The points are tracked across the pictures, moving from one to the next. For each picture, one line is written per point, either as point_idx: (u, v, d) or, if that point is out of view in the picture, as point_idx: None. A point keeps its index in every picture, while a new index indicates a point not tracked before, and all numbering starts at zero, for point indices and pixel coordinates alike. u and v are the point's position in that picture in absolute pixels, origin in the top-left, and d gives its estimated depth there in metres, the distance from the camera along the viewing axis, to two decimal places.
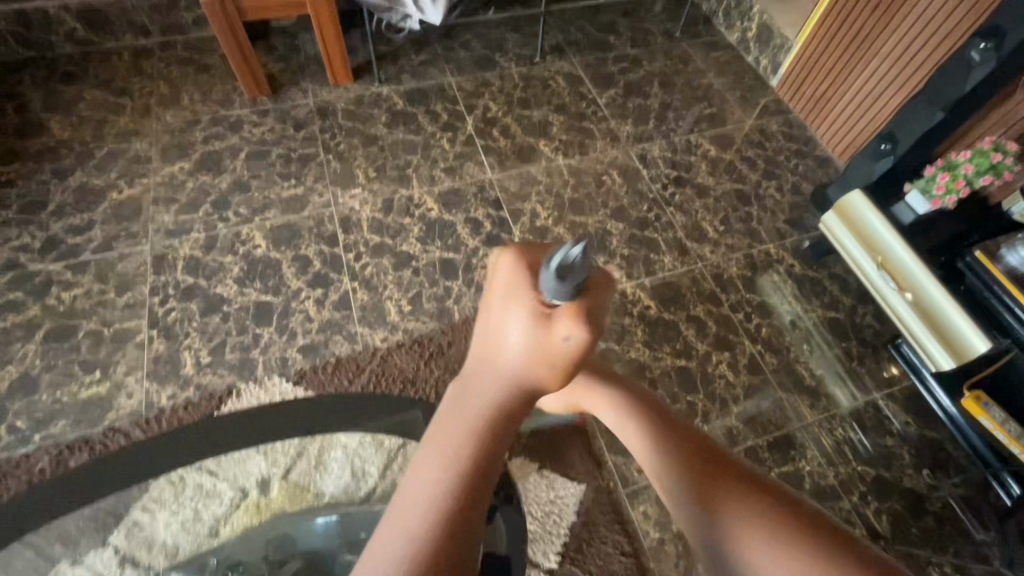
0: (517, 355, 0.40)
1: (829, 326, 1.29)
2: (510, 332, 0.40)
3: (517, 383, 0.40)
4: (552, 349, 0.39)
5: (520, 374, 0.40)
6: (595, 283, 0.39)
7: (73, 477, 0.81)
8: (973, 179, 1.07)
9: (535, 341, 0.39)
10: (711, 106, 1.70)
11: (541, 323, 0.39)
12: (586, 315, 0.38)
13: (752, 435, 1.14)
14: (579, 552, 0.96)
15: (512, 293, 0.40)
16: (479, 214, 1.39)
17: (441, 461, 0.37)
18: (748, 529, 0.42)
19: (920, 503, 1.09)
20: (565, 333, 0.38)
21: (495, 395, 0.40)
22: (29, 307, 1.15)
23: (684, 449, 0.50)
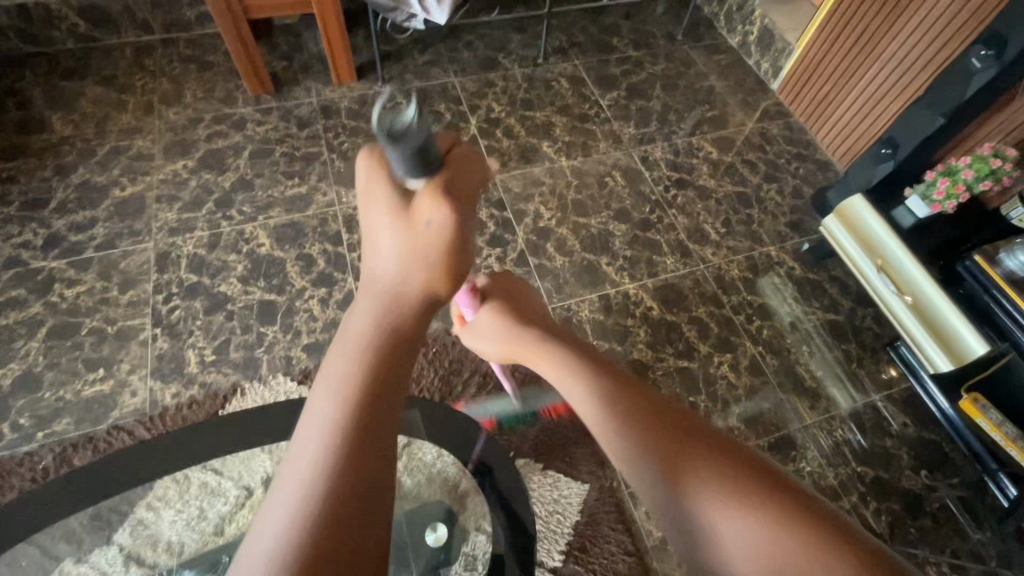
0: (388, 253, 0.42)
1: (829, 329, 1.30)
2: (379, 238, 0.43)
3: (396, 293, 0.41)
4: (419, 239, 0.41)
5: (394, 275, 0.41)
6: (443, 172, 0.44)
7: (92, 471, 0.84)
8: (972, 184, 1.08)
9: (401, 237, 0.42)
10: (713, 109, 1.71)
11: (403, 216, 0.42)
12: (439, 193, 0.42)
13: (752, 436, 1.15)
14: (583, 551, 0.97)
15: (373, 201, 0.44)
16: (483, 214, 1.40)
17: (334, 383, 0.37)
18: (702, 494, 0.40)
19: (917, 504, 1.10)
20: (424, 214, 0.42)
21: (369, 312, 0.40)
22: (31, 304, 1.15)
23: (637, 410, 0.47)
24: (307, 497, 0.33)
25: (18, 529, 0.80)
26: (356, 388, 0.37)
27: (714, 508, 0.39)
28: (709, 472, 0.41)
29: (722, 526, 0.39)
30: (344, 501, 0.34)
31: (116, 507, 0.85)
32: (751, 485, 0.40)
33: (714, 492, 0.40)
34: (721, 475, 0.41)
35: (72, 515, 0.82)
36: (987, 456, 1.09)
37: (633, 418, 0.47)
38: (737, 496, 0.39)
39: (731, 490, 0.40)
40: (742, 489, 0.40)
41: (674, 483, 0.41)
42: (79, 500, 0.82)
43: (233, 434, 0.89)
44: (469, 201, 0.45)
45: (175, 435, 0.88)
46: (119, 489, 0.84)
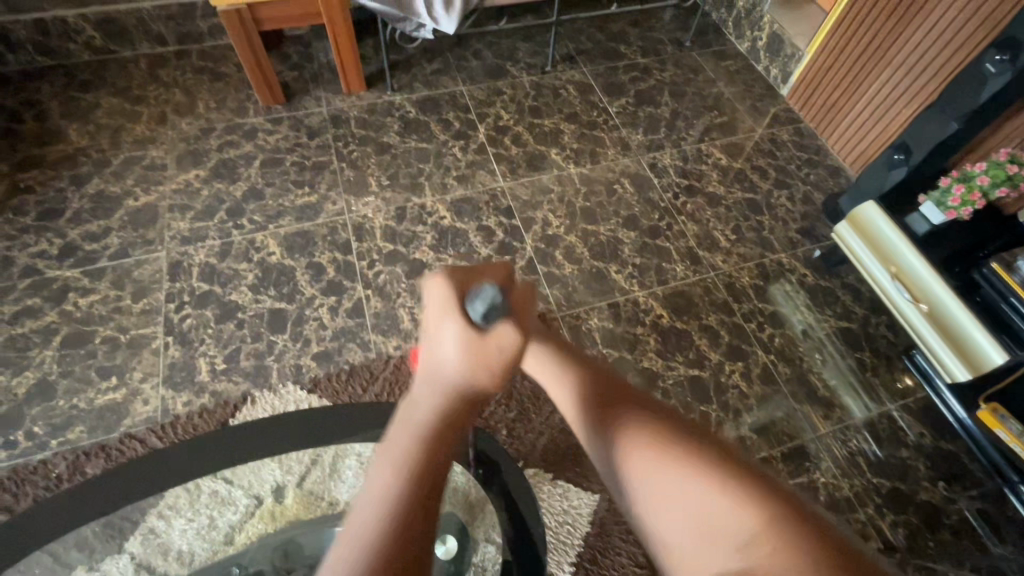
0: (453, 370, 0.38)
1: (843, 336, 1.28)
2: (441, 349, 0.38)
3: (459, 401, 0.39)
4: (492, 362, 0.37)
5: (458, 386, 0.38)
6: (516, 293, 0.39)
7: (104, 480, 0.85)
8: (988, 190, 1.08)
9: (471, 364, 0.37)
10: (722, 115, 1.70)
11: (475, 345, 0.36)
12: (513, 319, 0.37)
13: (765, 445, 1.13)
14: (594, 562, 0.96)
15: (441, 319, 0.37)
16: (492, 222, 1.40)
17: (391, 470, 0.38)
18: (640, 462, 0.41)
19: (935, 516, 1.08)
20: (501, 342, 0.36)
21: (431, 414, 0.39)
22: (46, 313, 1.16)
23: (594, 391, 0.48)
24: (359, 551, 0.35)
25: (32, 537, 0.81)
26: (407, 457, 0.39)
27: (663, 481, 0.40)
28: (657, 443, 0.41)
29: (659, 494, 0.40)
30: (397, 556, 0.35)
31: (128, 516, 0.85)
32: (699, 452, 0.40)
33: (661, 463, 0.40)
34: (668, 445, 0.41)
35: (84, 524, 0.82)
36: (1006, 467, 1.07)
37: (587, 399, 0.47)
38: (671, 462, 0.40)
39: (681, 460, 0.40)
40: (689, 457, 0.40)
41: (624, 456, 0.42)
42: (91, 509, 0.83)
43: (241, 443, 0.90)
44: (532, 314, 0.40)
45: (187, 444, 0.88)
46: (131, 498, 0.84)
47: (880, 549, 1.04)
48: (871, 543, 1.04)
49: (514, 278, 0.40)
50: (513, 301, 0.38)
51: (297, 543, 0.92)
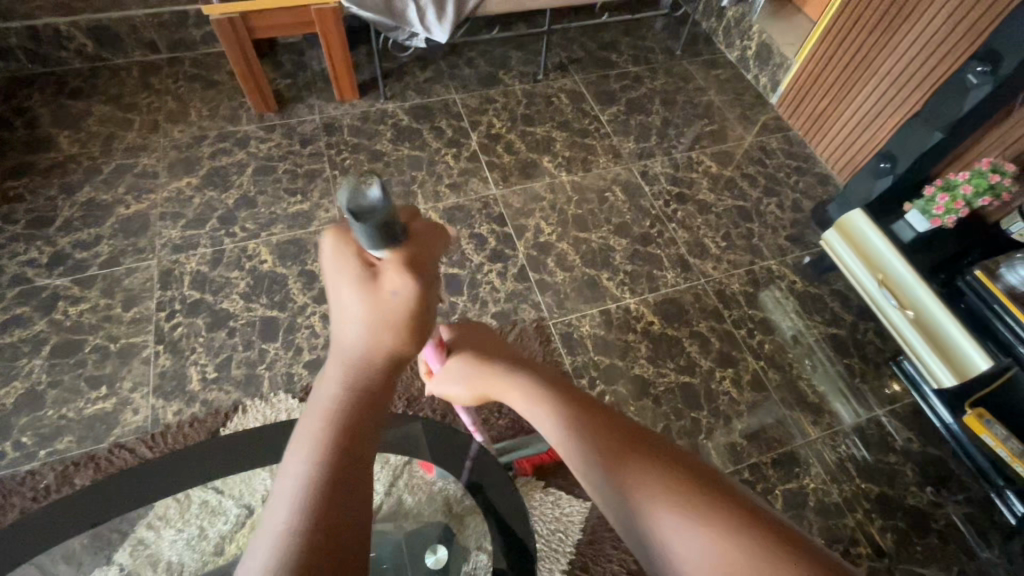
0: (355, 324, 0.40)
1: (832, 343, 1.30)
2: (343, 305, 0.41)
3: (365, 358, 0.40)
4: (387, 313, 0.40)
5: (363, 343, 0.40)
6: (411, 242, 0.41)
7: (92, 493, 0.85)
8: (971, 199, 1.08)
9: (364, 312, 0.40)
10: (711, 123, 1.72)
11: (369, 290, 0.40)
12: (406, 267, 0.40)
13: (755, 451, 1.14)
14: (586, 569, 0.96)
15: (340, 277, 0.41)
16: (484, 229, 1.41)
17: (311, 444, 0.38)
18: (648, 496, 0.43)
19: (923, 521, 1.08)
20: (392, 287, 0.40)
21: (342, 377, 0.40)
22: (36, 322, 1.16)
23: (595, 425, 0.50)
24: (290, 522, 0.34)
25: (19, 551, 0.80)
26: (328, 437, 0.38)
27: (676, 526, 0.40)
28: (671, 490, 0.42)
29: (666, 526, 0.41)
30: (327, 519, 0.35)
31: (117, 527, 0.85)
32: (711, 499, 0.41)
33: (678, 512, 0.41)
34: (679, 493, 0.42)
35: (71, 536, 0.82)
36: (992, 472, 1.08)
37: (598, 448, 0.48)
38: (678, 500, 0.42)
39: (697, 508, 0.40)
40: (687, 493, 0.42)
41: (627, 490, 0.44)
42: (80, 521, 0.82)
43: (233, 456, 0.89)
44: (435, 270, 0.43)
45: (179, 455, 0.88)
46: (123, 509, 0.84)
47: (869, 554, 1.04)
48: (859, 548, 1.05)
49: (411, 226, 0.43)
50: (405, 248, 0.41)
51: None
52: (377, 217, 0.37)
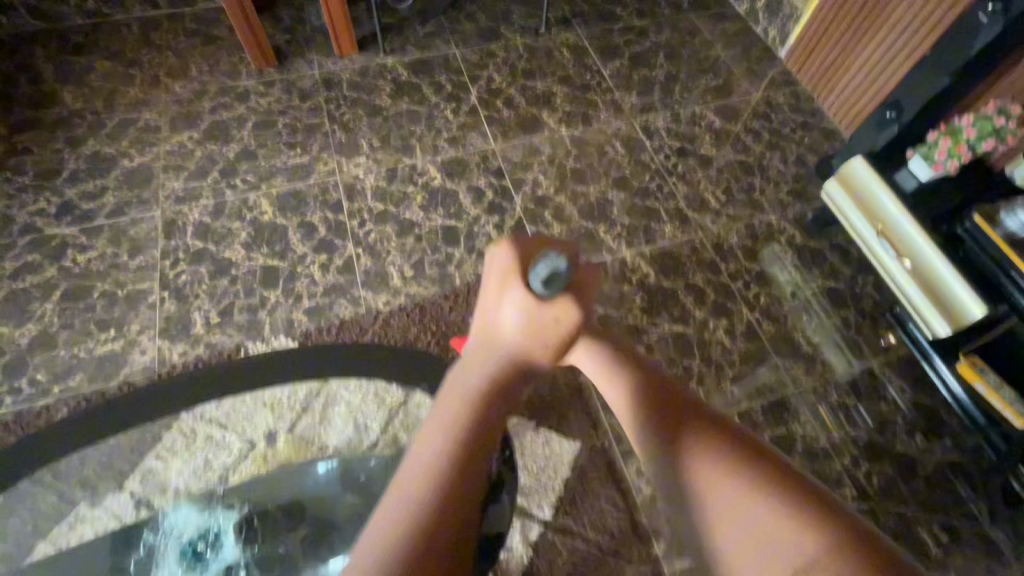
0: (512, 339, 0.43)
1: (829, 296, 1.29)
2: (503, 314, 0.43)
3: (507, 359, 0.44)
4: (542, 326, 0.43)
5: (513, 355, 0.44)
6: (582, 270, 0.43)
7: (66, 427, 0.86)
8: (974, 144, 1.06)
9: (528, 325, 0.43)
10: (717, 77, 1.69)
11: (532, 307, 0.42)
12: (574, 298, 0.43)
13: (745, 398, 1.14)
14: (574, 505, 1.00)
15: (506, 285, 0.43)
16: (482, 183, 1.41)
17: (444, 423, 0.42)
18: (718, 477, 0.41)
19: (911, 467, 1.09)
20: (556, 314, 0.42)
21: (484, 373, 0.44)
22: (46, 269, 1.19)
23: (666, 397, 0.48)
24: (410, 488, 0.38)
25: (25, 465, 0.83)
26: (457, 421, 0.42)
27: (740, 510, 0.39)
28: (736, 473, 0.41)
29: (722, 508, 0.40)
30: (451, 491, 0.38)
31: (126, 459, 0.90)
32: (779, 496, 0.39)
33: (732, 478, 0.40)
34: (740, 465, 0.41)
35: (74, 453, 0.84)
36: (973, 409, 1.07)
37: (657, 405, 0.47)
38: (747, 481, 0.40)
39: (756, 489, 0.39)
40: (758, 480, 0.40)
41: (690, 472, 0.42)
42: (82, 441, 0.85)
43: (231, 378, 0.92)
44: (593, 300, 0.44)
45: (154, 386, 0.89)
46: (95, 439, 0.85)
47: (854, 496, 1.05)
48: (845, 491, 1.06)
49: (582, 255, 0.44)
50: (574, 280, 0.43)
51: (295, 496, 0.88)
52: (558, 278, 0.41)
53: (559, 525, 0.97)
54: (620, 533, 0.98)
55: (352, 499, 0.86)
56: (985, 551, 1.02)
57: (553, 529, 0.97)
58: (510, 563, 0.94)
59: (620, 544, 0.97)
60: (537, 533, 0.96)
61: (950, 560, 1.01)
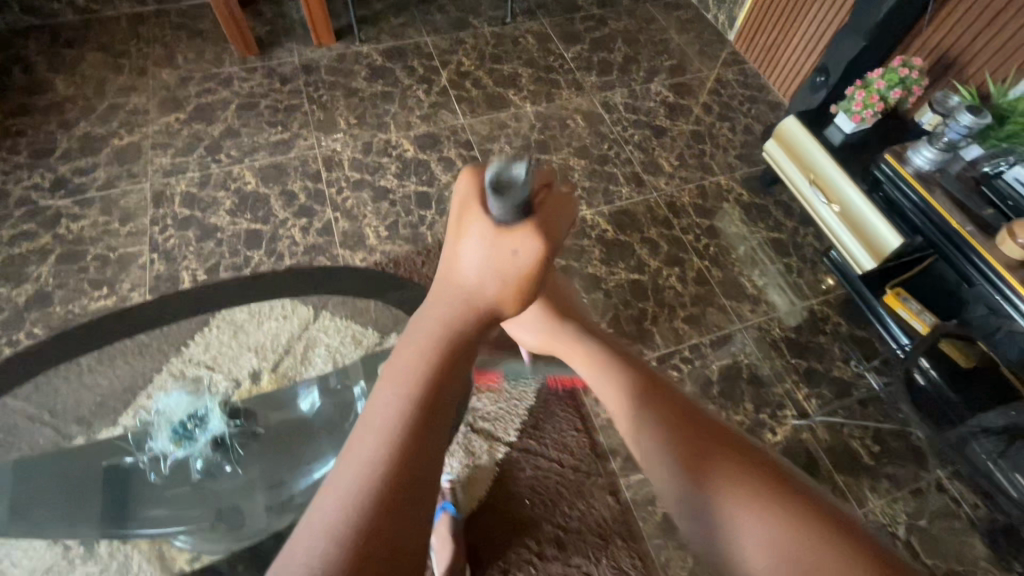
0: (475, 280, 0.39)
1: (773, 245, 1.41)
2: (464, 251, 0.39)
3: (468, 301, 0.38)
4: (503, 261, 0.39)
5: (474, 296, 0.39)
6: (548, 197, 0.40)
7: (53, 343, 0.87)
8: (884, 93, 1.20)
9: (494, 258, 0.38)
10: (671, 59, 1.82)
11: (495, 239, 0.38)
12: (539, 226, 0.39)
13: (696, 334, 1.25)
14: (537, 428, 1.08)
15: (463, 218, 0.40)
16: (452, 153, 1.51)
17: (399, 378, 0.34)
18: (737, 499, 0.38)
19: (845, 389, 1.19)
20: (517, 244, 0.38)
21: (441, 321, 0.38)
22: (41, 236, 1.27)
23: (676, 418, 0.46)
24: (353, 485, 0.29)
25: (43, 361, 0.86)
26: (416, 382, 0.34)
27: (764, 528, 0.36)
28: (726, 464, 0.41)
29: (748, 529, 0.37)
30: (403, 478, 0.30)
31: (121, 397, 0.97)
32: (802, 517, 0.36)
33: (749, 495, 0.38)
34: (758, 488, 0.38)
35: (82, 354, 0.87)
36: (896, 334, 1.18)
37: (671, 427, 0.45)
38: (764, 498, 0.38)
39: (736, 476, 0.39)
40: (776, 498, 0.38)
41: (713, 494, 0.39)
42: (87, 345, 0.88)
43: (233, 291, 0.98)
44: (561, 233, 0.40)
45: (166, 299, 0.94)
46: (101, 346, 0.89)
47: (793, 414, 1.16)
48: (786, 411, 1.16)
49: (550, 187, 0.40)
50: (537, 208, 0.39)
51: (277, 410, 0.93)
52: (519, 188, 0.37)
53: (523, 446, 1.06)
54: (579, 451, 1.07)
55: (328, 405, 0.93)
56: (911, 458, 1.12)
57: (517, 449, 1.06)
58: (477, 478, 1.02)
59: (579, 460, 1.06)
60: (503, 453, 1.05)
61: (880, 467, 1.11)
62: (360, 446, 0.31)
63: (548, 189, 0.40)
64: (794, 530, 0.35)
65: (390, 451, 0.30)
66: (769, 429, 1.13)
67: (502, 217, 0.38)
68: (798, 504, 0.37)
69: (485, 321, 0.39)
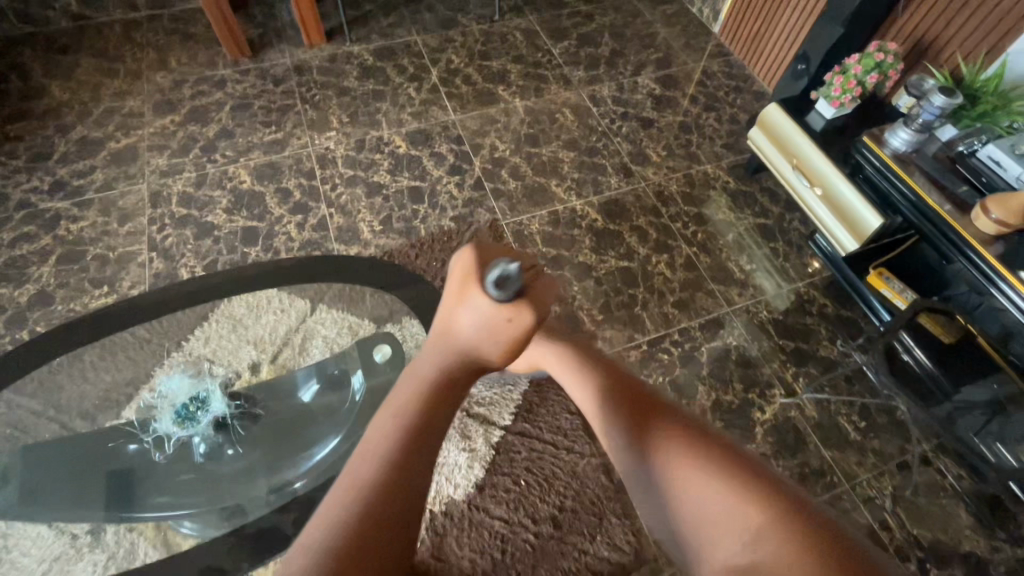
0: (470, 342, 0.43)
1: (759, 230, 1.44)
2: (460, 318, 0.43)
3: (461, 356, 0.44)
4: (497, 330, 0.42)
5: (468, 354, 0.43)
6: (537, 275, 0.43)
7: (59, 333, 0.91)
8: (861, 78, 1.23)
9: (486, 328, 0.42)
10: (657, 52, 1.85)
11: (490, 314, 0.42)
12: (530, 302, 0.42)
13: (685, 318, 1.27)
14: (532, 412, 1.10)
15: (465, 291, 0.43)
16: (443, 148, 1.54)
17: (397, 410, 0.41)
18: (680, 463, 0.44)
19: (832, 367, 1.22)
20: (511, 319, 0.42)
21: (437, 369, 0.43)
22: (42, 238, 1.30)
23: (630, 404, 0.54)
24: (353, 494, 0.35)
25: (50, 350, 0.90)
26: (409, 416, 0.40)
27: (702, 485, 0.41)
28: (687, 450, 0.45)
29: (688, 489, 0.42)
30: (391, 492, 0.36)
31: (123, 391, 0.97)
32: (734, 472, 0.41)
33: (691, 460, 0.43)
34: (698, 452, 0.44)
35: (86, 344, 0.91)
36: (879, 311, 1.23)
37: (627, 412, 0.53)
38: (703, 460, 0.43)
39: (680, 446, 0.45)
40: (715, 460, 0.43)
41: (659, 462, 0.45)
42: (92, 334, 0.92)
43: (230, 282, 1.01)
44: (552, 307, 0.44)
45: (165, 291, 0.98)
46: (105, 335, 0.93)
47: (781, 393, 1.18)
48: (774, 390, 1.19)
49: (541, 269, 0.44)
50: (529, 287, 0.42)
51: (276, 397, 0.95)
52: (514, 281, 0.40)
53: (518, 429, 1.08)
54: (572, 433, 1.09)
55: (326, 391, 0.95)
56: (897, 432, 1.15)
57: (512, 432, 1.08)
58: (473, 461, 1.04)
59: (573, 442, 1.08)
60: (498, 436, 1.07)
61: (867, 441, 1.13)
62: (363, 456, 0.38)
63: (539, 268, 0.44)
64: (729, 484, 0.40)
65: (383, 469, 0.37)
66: (758, 408, 1.16)
67: (498, 298, 0.41)
68: (733, 462, 0.42)
69: (475, 371, 0.44)
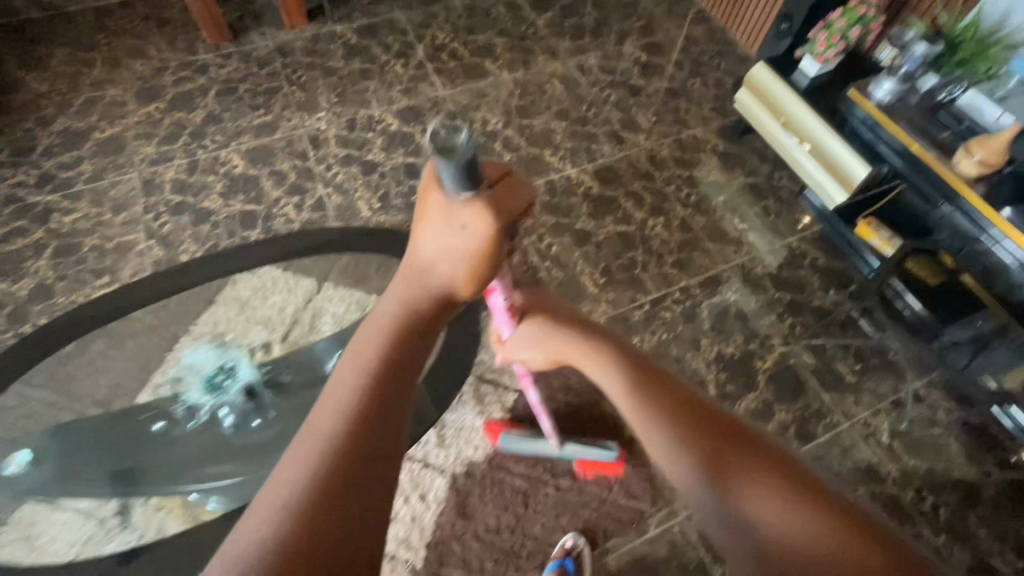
0: (433, 265, 0.51)
1: (750, 189, 1.47)
2: (425, 240, 0.51)
3: (427, 283, 0.51)
4: (453, 244, 0.49)
5: (432, 280, 0.51)
6: (496, 184, 0.48)
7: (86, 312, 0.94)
8: (845, 32, 1.25)
9: (445, 243, 0.49)
10: (641, 20, 1.86)
11: (448, 221, 0.48)
12: (486, 208, 0.47)
13: (684, 277, 1.31)
14: (543, 373, 1.11)
15: (427, 209, 0.50)
16: (436, 124, 1.54)
17: (365, 352, 0.46)
18: (752, 493, 0.39)
19: (826, 315, 1.27)
20: (466, 225, 0.48)
21: (400, 299, 0.51)
22: (35, 231, 1.28)
23: (686, 414, 0.47)
24: (313, 453, 0.37)
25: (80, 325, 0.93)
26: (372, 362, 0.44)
27: (782, 520, 0.37)
28: (764, 481, 0.39)
29: (766, 526, 0.37)
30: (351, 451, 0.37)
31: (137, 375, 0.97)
32: (814, 510, 0.37)
33: (766, 494, 0.38)
34: (775, 483, 0.39)
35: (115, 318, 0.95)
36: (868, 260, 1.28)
37: (681, 420, 0.46)
38: (777, 489, 0.39)
39: (754, 477, 0.40)
40: (796, 499, 0.38)
41: (731, 493, 0.39)
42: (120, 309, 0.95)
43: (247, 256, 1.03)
44: (511, 213, 0.48)
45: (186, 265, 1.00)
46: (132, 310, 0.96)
47: (780, 343, 1.23)
48: (773, 340, 1.24)
49: (501, 178, 0.48)
50: (488, 194, 0.47)
51: (298, 368, 0.95)
52: (469, 177, 0.44)
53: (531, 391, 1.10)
54: (585, 391, 1.11)
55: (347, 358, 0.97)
56: (890, 373, 1.21)
57: (525, 394, 1.10)
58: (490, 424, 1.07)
59: (586, 399, 1.10)
60: (513, 399, 1.09)
61: (862, 383, 1.19)
62: (331, 409, 0.40)
63: (497, 176, 0.48)
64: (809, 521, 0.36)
65: (343, 425, 0.39)
66: (759, 358, 1.21)
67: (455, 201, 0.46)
68: (812, 499, 0.38)
69: (437, 295, 0.51)
